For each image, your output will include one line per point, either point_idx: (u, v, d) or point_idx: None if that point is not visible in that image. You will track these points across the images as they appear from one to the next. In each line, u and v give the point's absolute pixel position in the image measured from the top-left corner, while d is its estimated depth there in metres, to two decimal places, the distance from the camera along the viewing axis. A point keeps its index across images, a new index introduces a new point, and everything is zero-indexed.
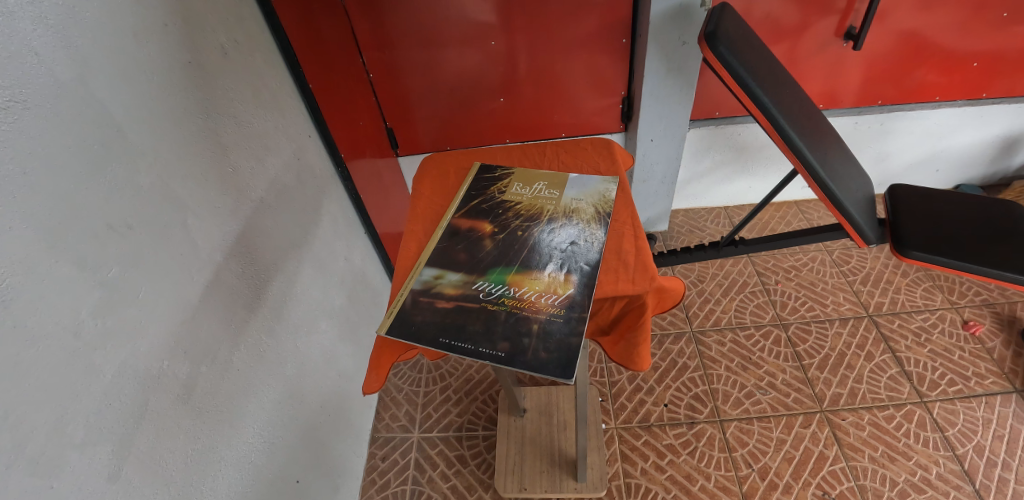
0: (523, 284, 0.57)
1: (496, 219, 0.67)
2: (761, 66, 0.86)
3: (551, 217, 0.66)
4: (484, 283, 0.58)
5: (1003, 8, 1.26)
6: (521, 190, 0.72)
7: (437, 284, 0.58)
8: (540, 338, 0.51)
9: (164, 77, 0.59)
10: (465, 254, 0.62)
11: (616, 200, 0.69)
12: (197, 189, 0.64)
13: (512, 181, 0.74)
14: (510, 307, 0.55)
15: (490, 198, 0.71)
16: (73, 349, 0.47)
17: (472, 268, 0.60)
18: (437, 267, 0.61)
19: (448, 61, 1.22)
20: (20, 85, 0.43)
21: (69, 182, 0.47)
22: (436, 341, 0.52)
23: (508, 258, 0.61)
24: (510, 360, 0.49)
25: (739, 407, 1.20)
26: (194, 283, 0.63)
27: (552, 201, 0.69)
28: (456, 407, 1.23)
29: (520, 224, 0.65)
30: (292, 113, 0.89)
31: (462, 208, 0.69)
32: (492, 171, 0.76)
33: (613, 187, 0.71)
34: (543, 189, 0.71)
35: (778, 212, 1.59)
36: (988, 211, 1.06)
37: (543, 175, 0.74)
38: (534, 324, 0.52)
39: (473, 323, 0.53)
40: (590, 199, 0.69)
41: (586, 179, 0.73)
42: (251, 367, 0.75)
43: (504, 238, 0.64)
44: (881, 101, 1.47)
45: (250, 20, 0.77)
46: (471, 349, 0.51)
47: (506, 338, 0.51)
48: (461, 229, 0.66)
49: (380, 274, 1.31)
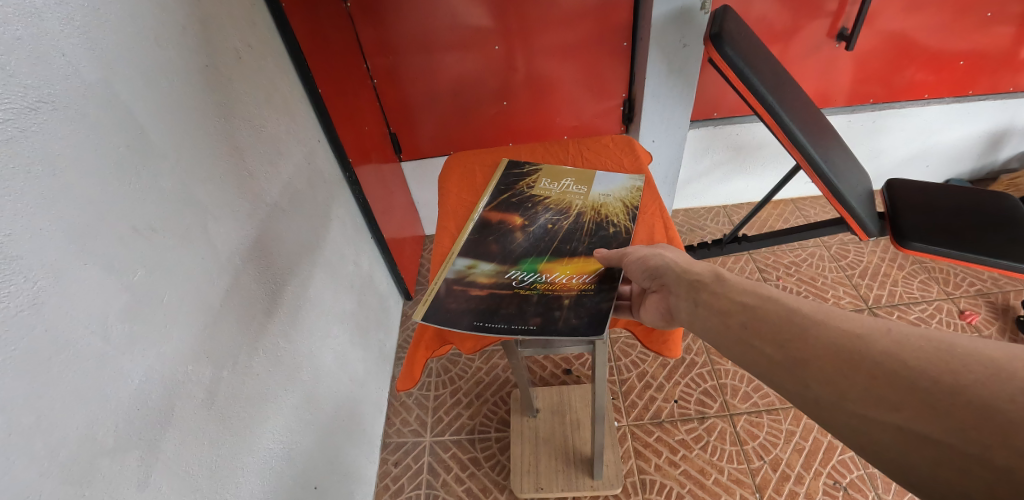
0: (554, 270, 0.59)
1: (526, 213, 0.69)
2: (764, 66, 0.89)
3: (580, 212, 0.68)
4: (516, 272, 0.60)
5: (986, 9, 1.31)
6: (550, 186, 0.74)
7: (471, 273, 0.60)
8: (571, 308, 0.54)
9: (184, 78, 0.60)
10: (497, 246, 0.64)
11: (642, 194, 0.71)
12: (216, 192, 0.64)
13: (540, 177, 0.76)
14: (543, 290, 0.57)
15: (518, 193, 0.73)
16: (102, 352, 0.47)
17: (504, 259, 0.62)
18: (469, 258, 0.62)
19: (450, 66, 1.24)
20: (48, 86, 0.43)
21: (97, 184, 0.47)
22: (471, 324, 0.53)
23: (540, 249, 0.63)
24: (543, 330, 0.52)
25: (749, 401, 1.21)
26: (215, 286, 0.63)
27: (580, 196, 0.71)
28: (468, 410, 1.23)
29: (550, 219, 0.67)
30: (302, 117, 0.89)
31: (491, 204, 0.71)
32: (520, 167, 0.78)
33: (640, 182, 0.73)
34: (571, 186, 0.74)
35: (776, 210, 1.62)
36: (981, 201, 1.09)
37: (570, 173, 0.77)
38: (565, 299, 0.55)
39: (507, 306, 0.55)
40: (617, 195, 0.71)
41: (612, 176, 0.75)
42: (269, 371, 0.74)
43: (535, 231, 0.66)
44: (873, 99, 1.51)
45: (262, 24, 0.78)
46: (503, 326, 0.53)
47: (537, 314, 0.54)
48: (492, 222, 0.68)
49: (386, 279, 1.31)
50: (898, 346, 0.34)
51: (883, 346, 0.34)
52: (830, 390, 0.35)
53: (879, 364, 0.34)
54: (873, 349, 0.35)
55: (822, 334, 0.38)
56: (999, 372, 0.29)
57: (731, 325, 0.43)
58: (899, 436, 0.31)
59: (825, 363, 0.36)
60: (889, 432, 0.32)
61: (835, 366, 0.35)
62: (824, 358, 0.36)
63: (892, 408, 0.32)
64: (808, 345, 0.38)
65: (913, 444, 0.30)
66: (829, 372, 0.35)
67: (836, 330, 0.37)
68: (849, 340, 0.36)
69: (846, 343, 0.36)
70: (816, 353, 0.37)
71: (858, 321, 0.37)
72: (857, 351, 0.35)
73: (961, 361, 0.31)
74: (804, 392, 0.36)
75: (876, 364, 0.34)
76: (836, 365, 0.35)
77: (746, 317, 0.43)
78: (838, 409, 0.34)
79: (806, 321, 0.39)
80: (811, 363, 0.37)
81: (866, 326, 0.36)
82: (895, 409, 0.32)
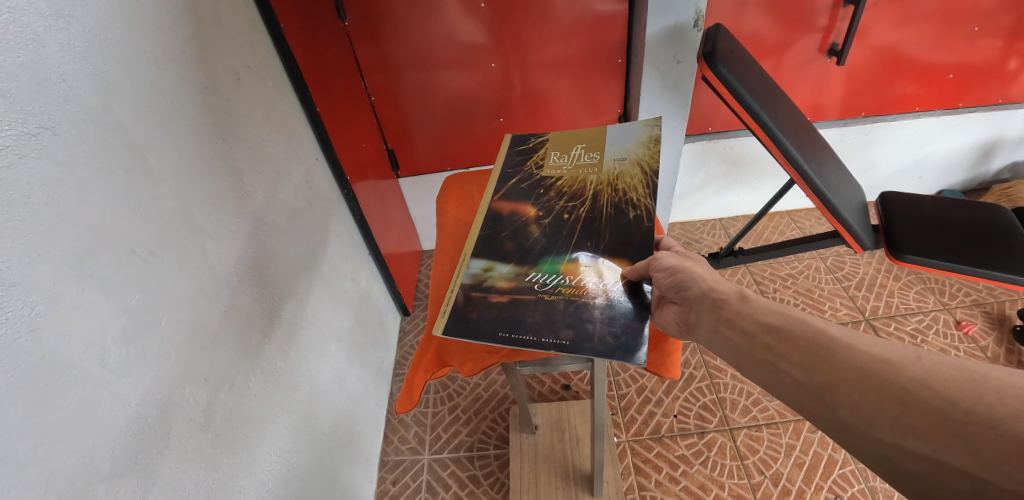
0: (577, 272, 0.59)
1: (539, 202, 0.70)
2: (757, 83, 0.90)
3: (596, 191, 0.68)
4: (537, 274, 0.60)
5: (973, 23, 1.33)
6: (560, 161, 0.75)
7: (488, 277, 0.61)
8: (603, 322, 0.53)
9: (184, 101, 0.60)
10: (512, 242, 0.65)
11: (657, 151, 0.71)
12: (215, 213, 0.64)
13: (550, 153, 0.77)
14: (568, 295, 0.57)
15: (528, 176, 0.74)
16: (99, 376, 0.47)
17: (522, 259, 0.63)
18: (485, 260, 0.64)
19: (447, 83, 1.25)
20: (48, 112, 0.43)
21: (95, 208, 0.47)
22: (497, 335, 0.54)
23: (557, 245, 0.63)
24: (575, 347, 0.51)
25: (748, 415, 1.21)
26: (213, 307, 0.63)
27: (593, 169, 0.72)
28: (466, 427, 1.22)
29: (565, 206, 0.68)
30: (301, 136, 0.90)
31: (502, 193, 0.73)
32: (528, 146, 0.79)
33: (655, 139, 0.73)
34: (583, 156, 0.75)
35: (771, 223, 1.63)
36: (973, 213, 1.10)
37: (580, 142, 0.77)
38: (594, 310, 0.55)
39: (532, 315, 0.55)
40: (633, 159, 0.71)
41: (624, 135, 0.75)
42: (267, 392, 0.74)
43: (550, 222, 0.66)
44: (864, 113, 1.53)
45: (261, 45, 0.79)
46: (531, 338, 0.53)
47: (567, 327, 0.54)
48: (504, 214, 0.70)
49: (383, 295, 1.31)
50: (930, 375, 0.35)
51: (912, 373, 0.35)
52: (860, 418, 0.36)
53: (912, 393, 0.34)
54: (905, 376, 0.35)
55: (850, 357, 0.38)
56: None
57: (755, 345, 0.44)
58: (930, 466, 0.33)
59: (854, 389, 0.37)
60: (920, 462, 0.33)
61: (864, 393, 0.36)
62: (850, 382, 0.37)
63: (924, 439, 0.33)
64: (835, 369, 0.38)
65: (946, 476, 0.32)
66: (858, 399, 0.36)
67: (865, 354, 0.37)
68: (878, 366, 0.36)
69: (875, 369, 0.36)
70: (843, 377, 0.37)
71: (887, 344, 0.37)
72: (888, 378, 0.36)
73: (996, 394, 0.32)
74: (831, 417, 0.37)
75: (907, 392, 0.35)
76: (866, 392, 0.36)
77: (771, 338, 0.43)
78: (868, 436, 0.35)
79: (833, 342, 0.39)
80: (839, 389, 0.37)
81: (894, 351, 0.37)
82: (925, 440, 0.33)
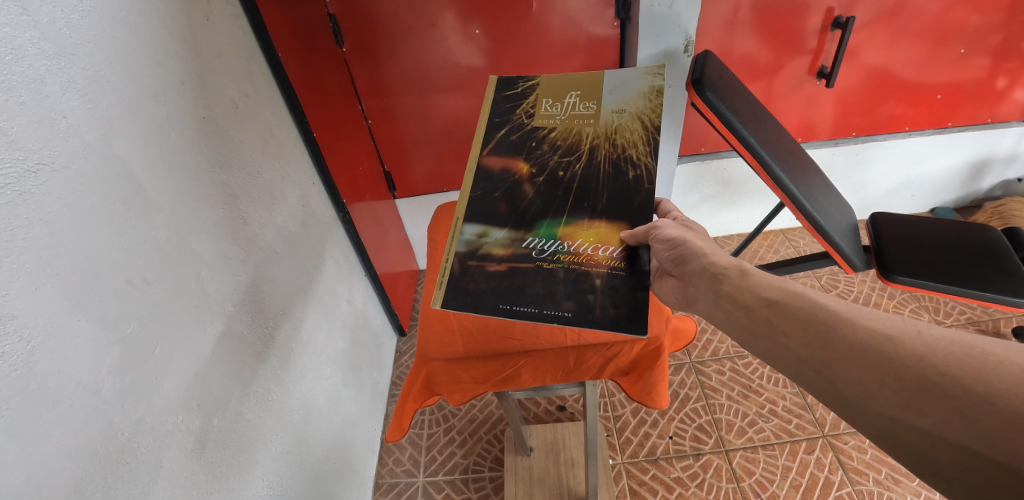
0: (576, 237, 0.58)
1: (531, 156, 0.63)
2: (745, 109, 0.92)
3: (593, 146, 0.62)
4: (534, 240, 0.59)
5: (960, 45, 1.36)
6: (553, 108, 0.65)
7: (482, 244, 0.59)
8: (604, 294, 0.54)
9: (182, 131, 0.61)
10: (506, 204, 0.61)
11: (661, 102, 0.62)
12: (210, 240, 0.65)
13: (539, 95, 0.66)
14: (568, 263, 0.56)
15: (517, 126, 0.65)
16: (92, 407, 0.48)
17: (517, 223, 0.60)
18: (477, 224, 0.60)
19: (442, 107, 1.27)
20: (48, 148, 0.44)
21: (91, 241, 0.48)
22: (497, 307, 0.55)
23: (554, 208, 0.60)
24: (578, 320, 0.53)
25: (744, 436, 1.20)
26: (207, 334, 0.64)
27: (590, 120, 0.63)
28: (461, 449, 1.21)
29: (559, 162, 0.62)
30: (297, 161, 0.91)
31: (489, 145, 0.64)
32: (512, 85, 0.67)
33: (658, 88, 0.64)
34: (577, 103, 0.65)
35: (766, 241, 1.64)
36: (962, 234, 1.11)
37: (574, 82, 0.66)
38: (596, 280, 0.55)
39: (532, 286, 0.56)
40: (634, 110, 0.63)
41: (624, 76, 0.65)
42: (260, 417, 0.74)
43: (545, 182, 0.62)
44: (855, 132, 1.55)
45: (259, 73, 0.81)
46: (533, 311, 0.54)
47: (570, 298, 0.54)
48: (494, 171, 0.63)
49: (379, 315, 1.31)
50: (928, 354, 0.40)
51: (911, 350, 0.40)
52: (861, 392, 0.41)
53: (911, 369, 0.40)
54: (902, 352, 0.41)
55: (851, 333, 0.43)
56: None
57: (757, 318, 0.49)
58: (925, 436, 0.38)
59: (855, 364, 0.42)
60: (917, 433, 0.38)
61: (865, 367, 0.41)
62: (853, 357, 0.42)
63: (921, 413, 0.38)
64: (836, 344, 0.43)
65: (941, 446, 0.37)
66: (860, 374, 0.41)
67: (865, 332, 0.43)
68: (880, 343, 0.42)
69: (876, 345, 0.42)
70: (845, 353, 0.43)
71: (886, 324, 0.43)
72: (889, 355, 0.41)
73: (988, 373, 0.37)
74: (835, 391, 0.43)
75: (905, 368, 0.40)
76: (868, 368, 0.41)
77: (772, 313, 0.49)
78: (869, 409, 0.40)
79: (835, 320, 0.45)
80: (842, 363, 0.43)
81: (895, 329, 0.42)
82: (922, 414, 0.38)
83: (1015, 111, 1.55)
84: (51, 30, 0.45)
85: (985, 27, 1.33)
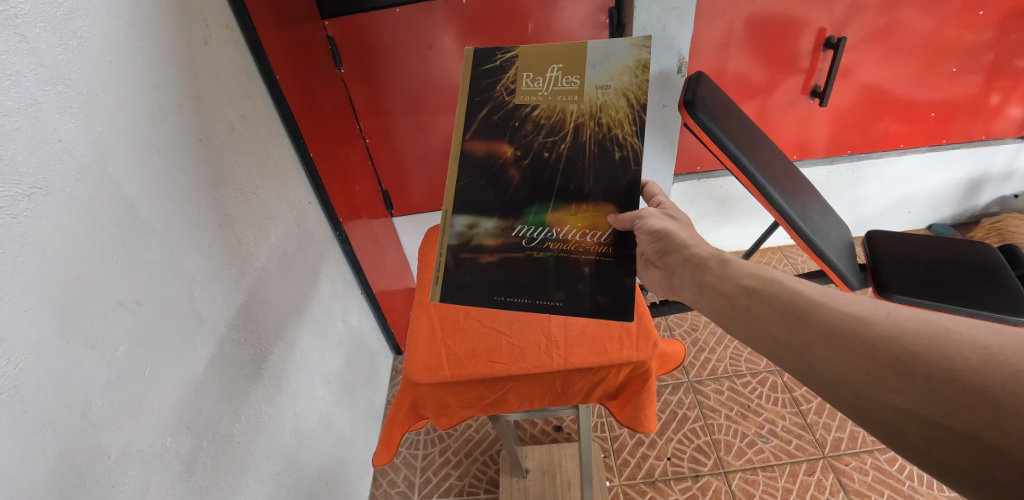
0: (565, 222, 0.60)
1: (516, 137, 0.60)
2: (738, 130, 0.94)
3: (577, 125, 0.59)
4: (523, 227, 0.61)
5: (951, 64, 1.38)
6: (534, 83, 0.60)
7: (474, 234, 0.61)
8: (591, 282, 0.59)
9: (178, 152, 0.62)
10: (493, 192, 0.61)
11: (648, 76, 0.57)
12: (204, 261, 0.66)
13: (519, 68, 0.60)
14: (557, 251, 0.60)
15: (499, 105, 0.60)
16: (80, 431, 0.47)
17: (505, 211, 0.61)
18: (466, 214, 0.61)
19: (439, 126, 1.29)
20: (43, 173, 0.45)
21: (83, 262, 0.48)
22: (493, 299, 0.61)
23: (541, 191, 0.61)
24: (567, 308, 0.59)
25: (743, 458, 1.19)
26: (198, 355, 0.63)
27: (574, 97, 0.59)
28: (457, 470, 1.20)
29: (543, 142, 0.60)
30: (294, 181, 0.92)
31: (470, 126, 0.61)
32: (488, 57, 0.60)
33: (645, 61, 0.57)
34: (560, 76, 0.59)
35: (763, 259, 1.65)
36: (959, 252, 1.11)
37: (556, 50, 0.59)
38: (583, 267, 0.60)
39: (524, 276, 0.61)
40: (620, 85, 0.58)
41: (609, 43, 0.58)
42: (252, 438, 0.74)
43: (531, 163, 0.61)
44: (851, 150, 1.56)
45: (257, 95, 0.82)
46: (527, 301, 0.60)
47: (560, 287, 0.60)
48: (478, 157, 0.61)
49: (375, 333, 1.31)
50: (898, 333, 0.41)
51: (881, 330, 0.42)
52: (836, 373, 0.43)
53: (881, 349, 0.41)
54: (873, 332, 0.42)
55: (827, 317, 0.45)
56: (992, 361, 0.36)
57: (737, 305, 0.53)
58: (898, 413, 0.39)
59: (829, 345, 0.44)
60: (890, 410, 0.40)
61: (839, 348, 0.43)
62: (827, 339, 0.44)
63: (893, 390, 0.40)
64: (812, 328, 0.46)
65: (913, 421, 0.38)
66: (834, 356, 0.43)
67: (839, 314, 0.45)
68: (852, 325, 0.44)
69: (848, 326, 0.44)
70: (820, 336, 0.45)
71: (860, 307, 0.45)
72: (860, 336, 0.43)
73: (957, 350, 0.38)
74: (813, 373, 0.45)
75: (877, 348, 0.41)
76: (841, 349, 0.43)
77: (750, 300, 0.52)
78: (845, 389, 0.42)
79: (811, 305, 0.47)
80: (817, 345, 0.45)
81: (867, 310, 0.44)
82: (894, 391, 0.40)
83: (1010, 127, 1.56)
84: (48, 56, 0.46)
85: (976, 46, 1.35)
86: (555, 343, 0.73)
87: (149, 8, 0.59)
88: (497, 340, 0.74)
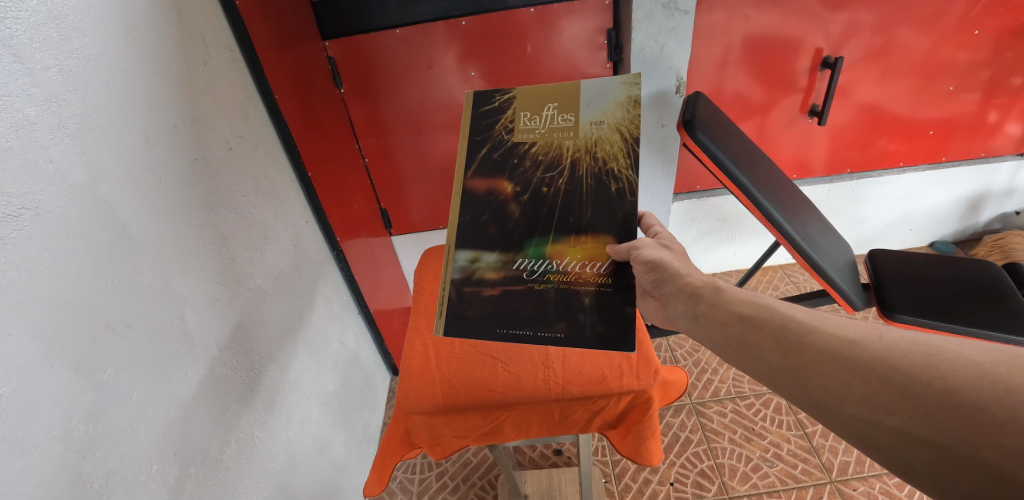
0: (565, 254, 0.60)
1: (515, 175, 0.60)
2: (738, 151, 0.93)
3: (574, 160, 0.59)
4: (524, 260, 0.60)
5: (948, 82, 1.39)
6: (532, 122, 0.61)
7: (476, 269, 0.60)
8: (593, 313, 0.58)
9: (173, 172, 0.62)
10: (494, 228, 0.61)
11: (640, 111, 0.58)
12: (198, 282, 0.65)
13: (517, 108, 0.61)
14: (557, 282, 0.59)
15: (498, 144, 0.61)
16: (60, 458, 0.46)
17: (506, 245, 0.60)
18: (468, 249, 0.61)
19: (439, 145, 1.29)
20: (32, 193, 0.44)
21: (71, 284, 0.47)
22: (495, 332, 0.59)
23: (541, 224, 0.60)
24: (570, 340, 0.57)
25: (748, 483, 1.16)
26: (189, 378, 0.62)
27: (569, 133, 0.60)
28: (454, 495, 1.17)
29: (542, 179, 0.60)
30: (291, 200, 0.92)
31: (471, 165, 0.61)
32: (488, 99, 0.61)
33: (636, 97, 0.59)
34: (556, 114, 0.60)
35: (765, 278, 1.64)
36: (965, 271, 1.10)
37: (552, 90, 0.60)
38: (584, 298, 0.58)
39: (526, 308, 0.59)
40: (613, 120, 0.59)
41: (600, 82, 0.59)
42: (242, 464, 0.71)
43: (531, 198, 0.60)
44: (850, 169, 1.56)
45: (255, 115, 0.82)
46: (527, 333, 0.58)
47: (561, 318, 0.58)
48: (479, 194, 0.61)
49: (371, 353, 1.29)
50: (890, 354, 0.40)
51: (873, 351, 0.41)
52: (832, 396, 0.41)
53: (875, 369, 0.40)
54: (866, 354, 0.41)
55: (820, 340, 0.44)
56: (986, 378, 0.35)
57: (731, 332, 0.51)
58: (897, 434, 0.38)
59: (823, 369, 0.42)
60: (888, 433, 0.38)
61: (833, 371, 0.42)
62: (821, 362, 0.43)
63: (889, 412, 0.38)
64: (805, 352, 0.44)
65: (910, 443, 0.37)
66: (830, 379, 0.42)
67: (831, 338, 0.44)
68: (845, 347, 0.42)
69: (841, 349, 0.42)
70: (814, 360, 0.43)
71: (851, 328, 0.44)
72: (854, 358, 0.41)
73: (950, 367, 0.37)
74: (809, 397, 0.43)
75: (870, 369, 0.40)
76: (835, 372, 0.42)
77: (744, 328, 0.50)
78: (841, 412, 0.41)
79: (803, 329, 0.46)
80: (811, 370, 0.43)
81: (858, 332, 0.43)
82: (890, 413, 0.38)
83: (1009, 144, 1.56)
84: (43, 76, 0.46)
85: (972, 64, 1.36)
86: (553, 371, 0.72)
87: (147, 29, 0.59)
88: (493, 368, 0.73)
